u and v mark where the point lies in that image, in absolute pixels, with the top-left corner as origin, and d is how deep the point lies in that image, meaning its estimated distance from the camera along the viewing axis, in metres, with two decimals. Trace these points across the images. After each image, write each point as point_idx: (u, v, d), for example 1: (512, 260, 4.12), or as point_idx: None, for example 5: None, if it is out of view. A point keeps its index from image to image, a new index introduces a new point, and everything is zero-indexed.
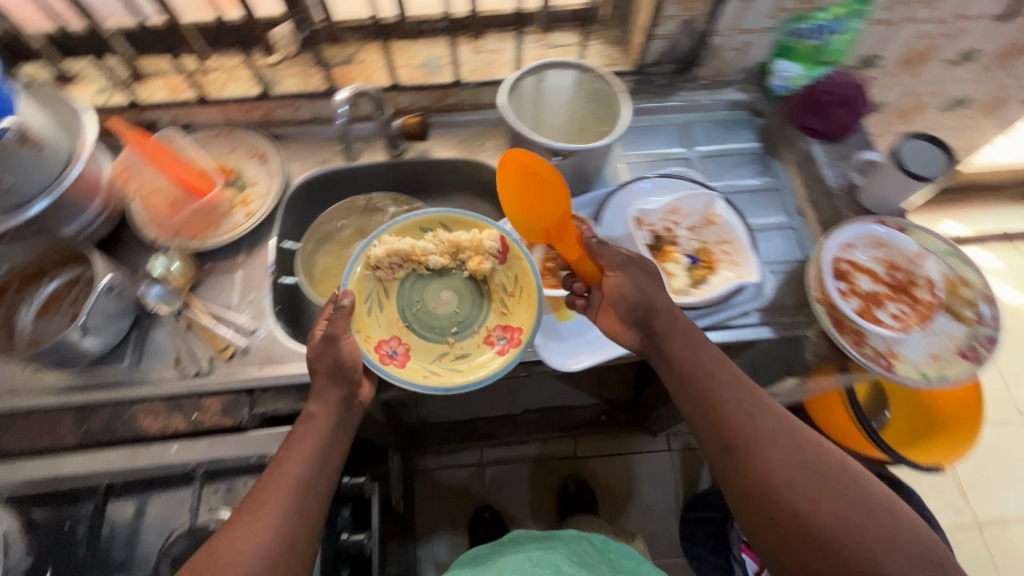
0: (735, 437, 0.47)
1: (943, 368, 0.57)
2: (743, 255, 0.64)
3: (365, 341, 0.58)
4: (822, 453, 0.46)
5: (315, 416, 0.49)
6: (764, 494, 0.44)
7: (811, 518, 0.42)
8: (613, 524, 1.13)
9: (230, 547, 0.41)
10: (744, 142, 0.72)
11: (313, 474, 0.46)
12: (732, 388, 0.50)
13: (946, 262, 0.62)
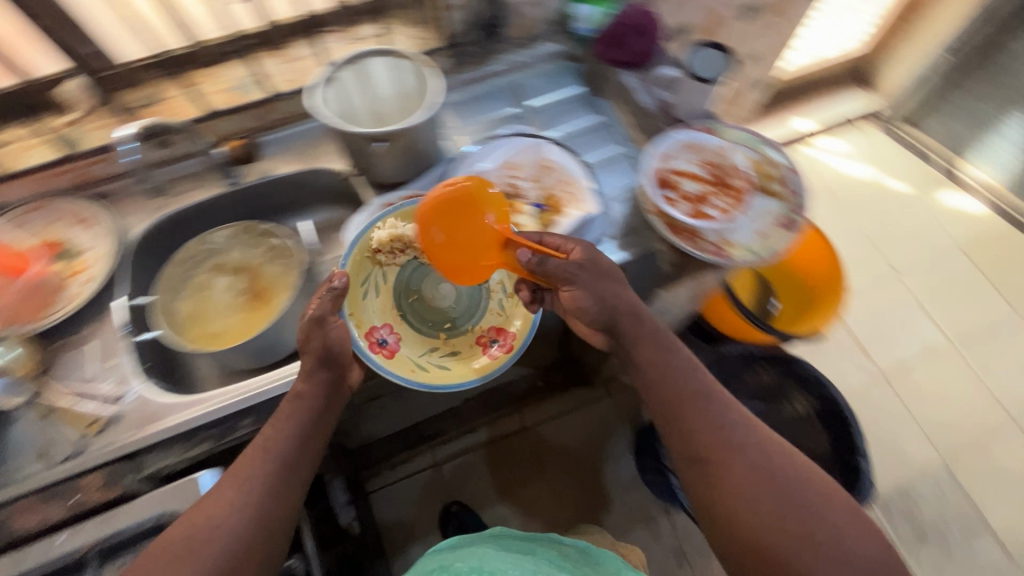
0: (703, 449, 0.53)
1: (769, 241, 0.62)
2: (582, 190, 0.67)
3: (359, 325, 0.64)
4: (780, 470, 0.51)
5: (303, 397, 0.56)
6: (733, 510, 0.50)
7: (768, 537, 0.48)
8: (575, 475, 1.26)
9: (213, 513, 0.48)
10: (569, 88, 0.81)
11: (296, 452, 0.53)
12: (700, 398, 0.55)
13: (752, 148, 0.67)
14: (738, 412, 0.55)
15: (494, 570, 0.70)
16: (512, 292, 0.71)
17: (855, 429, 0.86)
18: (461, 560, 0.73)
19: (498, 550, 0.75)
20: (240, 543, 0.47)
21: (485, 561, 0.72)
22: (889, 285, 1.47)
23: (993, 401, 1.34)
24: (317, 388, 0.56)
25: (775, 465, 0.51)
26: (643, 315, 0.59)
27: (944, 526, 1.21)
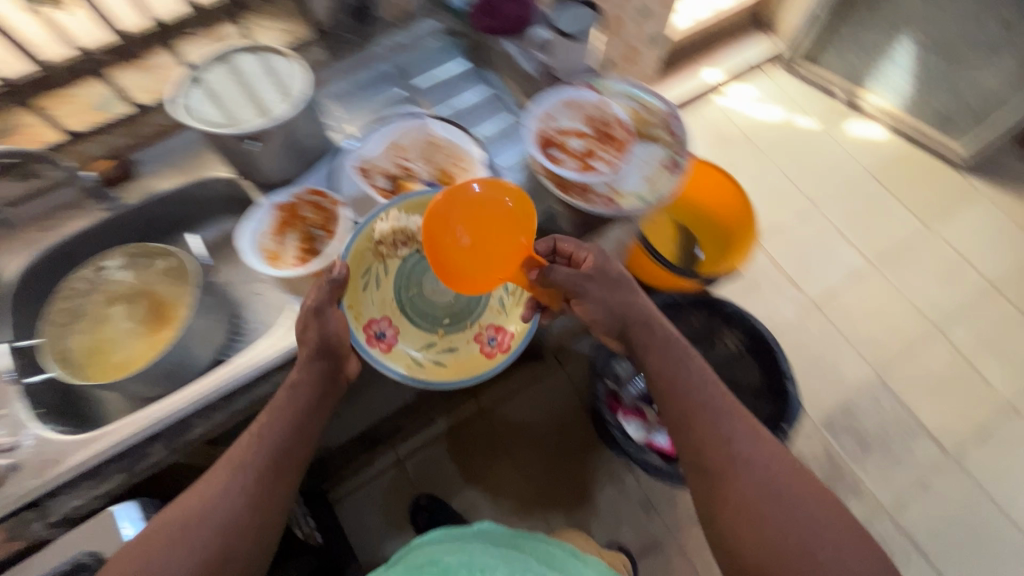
0: (710, 460, 0.61)
1: (656, 185, 0.64)
2: (472, 163, 0.67)
3: (357, 318, 0.67)
4: (782, 488, 0.58)
5: (299, 385, 0.59)
6: (735, 520, 0.58)
7: (762, 550, 0.55)
8: (538, 448, 1.27)
9: (210, 494, 0.55)
10: (455, 63, 0.80)
11: (290, 443, 0.58)
12: (708, 411, 0.63)
13: (631, 96, 0.69)
14: (744, 426, 0.62)
15: (484, 568, 0.75)
16: (513, 290, 0.73)
17: (778, 355, 0.91)
18: (450, 555, 0.78)
19: (486, 548, 0.80)
20: (231, 523, 0.54)
21: (474, 557, 0.77)
22: (811, 218, 1.54)
23: (915, 312, 1.43)
24: (313, 377, 0.59)
25: (776, 484, 0.58)
26: (654, 324, 0.67)
27: (883, 433, 1.30)
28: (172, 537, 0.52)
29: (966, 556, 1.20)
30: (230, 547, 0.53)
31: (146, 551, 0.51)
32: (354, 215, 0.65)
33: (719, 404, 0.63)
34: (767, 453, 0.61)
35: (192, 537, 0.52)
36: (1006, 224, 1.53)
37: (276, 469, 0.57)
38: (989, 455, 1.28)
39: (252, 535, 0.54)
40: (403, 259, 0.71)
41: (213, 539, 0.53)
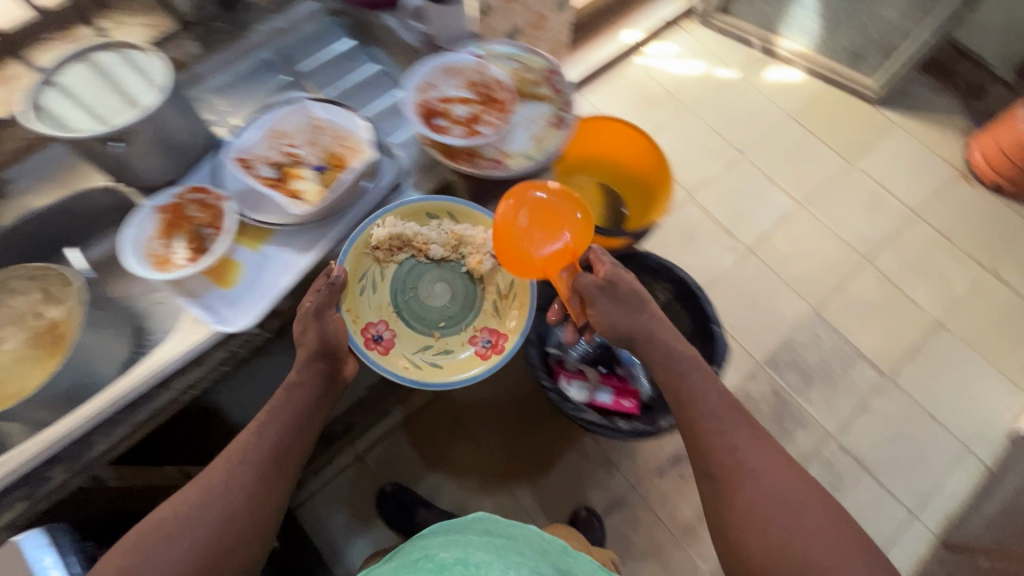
0: (716, 469, 0.66)
1: (545, 143, 0.64)
2: (358, 139, 0.65)
3: (354, 322, 0.77)
4: (792, 499, 0.62)
5: (297, 386, 0.69)
6: (742, 532, 0.62)
7: (766, 559, 0.59)
8: (496, 424, 1.28)
9: (218, 485, 0.61)
10: (339, 43, 0.78)
11: (288, 440, 0.66)
12: (713, 422, 0.69)
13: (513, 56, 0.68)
14: (749, 436, 0.68)
15: (480, 563, 0.69)
16: (506, 292, 0.82)
17: (703, 299, 0.94)
18: (444, 550, 0.72)
19: (481, 540, 0.75)
20: (228, 521, 0.60)
21: (470, 552, 0.72)
22: (740, 168, 1.57)
23: (843, 245, 1.48)
24: (310, 378, 0.69)
25: (786, 494, 0.63)
26: (657, 342, 0.75)
27: (823, 364, 1.36)
28: (171, 534, 0.58)
29: (907, 468, 1.27)
30: (224, 543, 0.59)
31: (147, 547, 0.57)
32: (241, 209, 0.63)
33: (727, 418, 0.69)
34: (777, 470, 0.65)
35: (191, 535, 0.58)
36: (921, 151, 1.60)
37: (273, 469, 0.64)
38: (922, 371, 1.35)
39: (246, 533, 0.60)
40: (400, 264, 0.81)
41: (210, 535, 0.59)
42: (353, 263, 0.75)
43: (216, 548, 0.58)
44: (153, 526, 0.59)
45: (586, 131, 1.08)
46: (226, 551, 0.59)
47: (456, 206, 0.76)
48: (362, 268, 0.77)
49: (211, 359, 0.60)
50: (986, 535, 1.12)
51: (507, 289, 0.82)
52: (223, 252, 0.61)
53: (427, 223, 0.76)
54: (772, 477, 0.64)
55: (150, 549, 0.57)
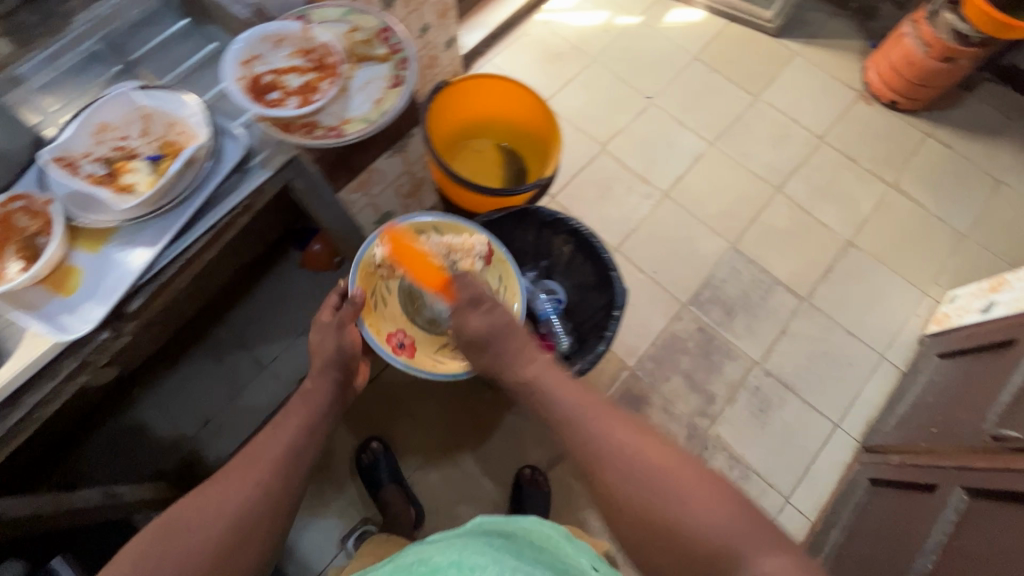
0: (582, 463, 0.67)
1: (383, 105, 0.68)
2: (190, 125, 0.63)
3: (378, 333, 0.88)
4: (649, 469, 0.62)
5: (312, 393, 0.78)
6: (622, 525, 0.62)
7: (641, 535, 0.60)
8: (432, 398, 1.29)
9: (238, 485, 0.64)
10: (172, 24, 0.73)
11: (297, 444, 0.71)
12: (571, 420, 0.69)
13: (348, 20, 0.70)
14: (599, 424, 0.67)
15: (475, 566, 0.61)
16: (500, 287, 0.94)
17: (598, 245, 1.00)
18: (442, 554, 0.65)
19: (482, 542, 0.67)
20: (246, 513, 0.63)
21: (466, 555, 0.64)
22: (650, 114, 1.57)
23: (755, 178, 1.51)
24: (322, 387, 0.78)
25: (643, 468, 0.62)
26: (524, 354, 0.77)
27: (743, 296, 1.40)
28: (196, 521, 0.61)
29: (828, 383, 1.33)
30: (241, 534, 0.62)
31: (175, 531, 0.60)
32: (68, 210, 0.59)
33: (577, 414, 0.69)
34: (638, 447, 0.64)
35: (212, 522, 0.61)
36: (822, 77, 1.64)
37: (287, 466, 0.68)
38: (834, 290, 1.41)
39: (262, 527, 0.63)
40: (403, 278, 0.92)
41: (229, 524, 0.61)
42: (365, 280, 0.87)
43: (233, 539, 0.61)
44: (174, 516, 0.61)
45: (469, 90, 1.08)
46: (248, 536, 0.62)
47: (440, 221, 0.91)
48: (374, 284, 0.89)
49: (62, 370, 0.58)
50: (899, 434, 1.19)
51: (500, 284, 0.94)
52: (57, 257, 0.58)
53: (418, 238, 0.90)
54: (632, 456, 0.63)
55: (177, 534, 0.60)
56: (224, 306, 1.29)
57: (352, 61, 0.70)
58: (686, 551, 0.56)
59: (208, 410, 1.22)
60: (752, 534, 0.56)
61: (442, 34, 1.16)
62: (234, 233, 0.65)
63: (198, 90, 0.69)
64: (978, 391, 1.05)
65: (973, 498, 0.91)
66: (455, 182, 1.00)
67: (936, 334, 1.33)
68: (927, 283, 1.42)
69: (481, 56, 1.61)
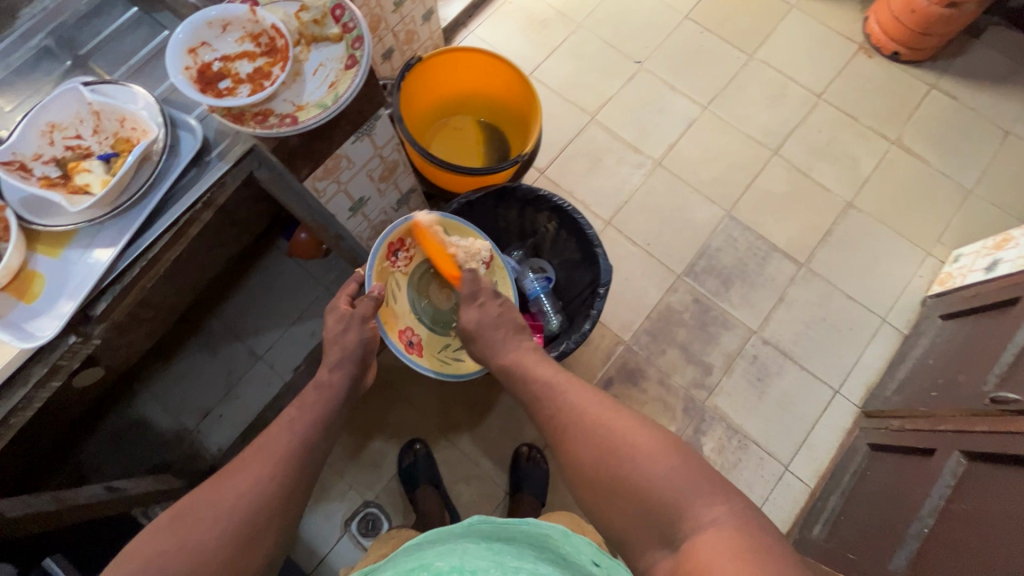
0: (552, 433, 0.69)
1: (337, 89, 0.65)
2: (140, 118, 0.61)
3: (391, 330, 0.90)
4: (606, 427, 0.62)
5: (328, 386, 0.72)
6: (589, 492, 0.62)
7: (602, 495, 0.59)
8: (428, 382, 1.29)
9: (251, 482, 0.58)
10: (121, 15, 0.70)
11: (314, 438, 0.65)
12: (541, 393, 0.72)
13: None
14: (566, 391, 0.70)
15: (476, 569, 0.57)
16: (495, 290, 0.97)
17: (581, 222, 0.99)
18: (441, 558, 0.60)
19: (481, 544, 0.62)
20: (260, 509, 0.57)
21: (468, 558, 0.59)
22: (640, 80, 1.51)
23: (750, 142, 1.46)
24: (339, 381, 0.73)
25: (600, 426, 0.63)
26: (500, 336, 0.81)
27: (740, 264, 1.37)
28: (206, 515, 0.54)
29: (827, 349, 1.31)
30: (254, 533, 0.56)
31: (181, 528, 0.53)
32: (24, 215, 0.58)
33: (545, 386, 0.72)
34: (596, 416, 0.64)
35: (226, 518, 0.55)
36: (820, 31, 1.56)
37: (301, 460, 0.63)
38: (834, 254, 1.38)
39: (278, 524, 0.58)
40: (409, 274, 0.95)
41: (243, 523, 0.55)
42: (380, 276, 0.87)
43: (245, 538, 0.55)
44: (177, 513, 0.54)
45: (437, 67, 1.05)
46: (258, 537, 0.56)
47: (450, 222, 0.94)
48: (387, 280, 0.90)
49: (32, 376, 0.58)
50: (899, 398, 1.17)
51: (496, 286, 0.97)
52: (16, 264, 0.57)
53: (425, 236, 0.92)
54: (593, 424, 0.64)
55: (182, 532, 0.53)
56: (216, 298, 1.28)
57: (306, 43, 0.67)
58: (637, 501, 0.55)
59: (206, 403, 1.23)
60: (698, 479, 0.54)
61: (416, 8, 1.12)
62: (198, 229, 0.64)
63: (153, 84, 0.67)
64: (979, 352, 1.03)
65: (972, 460, 0.89)
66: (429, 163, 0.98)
67: (938, 295, 1.29)
68: (930, 243, 1.38)
69: (463, 27, 1.55)
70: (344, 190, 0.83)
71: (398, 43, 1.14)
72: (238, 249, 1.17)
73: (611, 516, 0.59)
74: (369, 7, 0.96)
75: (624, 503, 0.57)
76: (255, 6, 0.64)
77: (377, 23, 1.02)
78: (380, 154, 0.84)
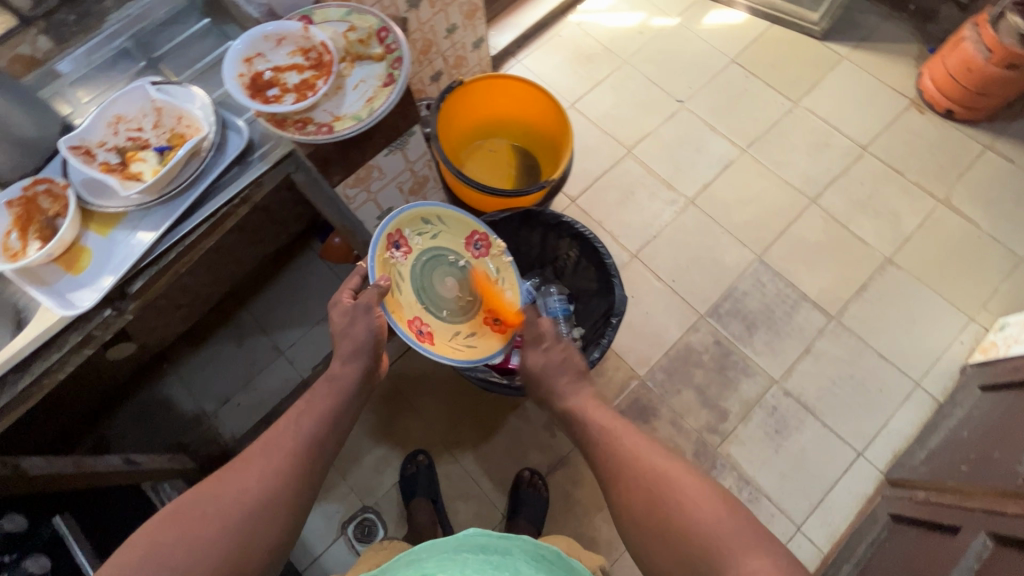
0: (600, 467, 0.71)
1: (374, 103, 0.69)
2: (195, 118, 0.67)
3: (401, 321, 0.85)
4: (658, 473, 0.65)
5: (340, 379, 0.75)
6: (634, 530, 0.64)
7: (647, 532, 0.62)
8: (437, 394, 1.31)
9: (259, 479, 0.61)
10: (195, 24, 0.77)
11: (320, 432, 0.69)
12: (599, 432, 0.75)
13: (350, 20, 0.73)
14: (619, 436, 0.72)
15: None
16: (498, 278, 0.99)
17: (601, 251, 1.01)
18: None
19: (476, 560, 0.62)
20: (265, 508, 0.60)
21: None
22: (680, 118, 1.52)
23: (789, 188, 1.44)
24: (352, 374, 0.76)
25: (654, 470, 0.65)
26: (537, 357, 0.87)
27: (767, 309, 1.34)
28: (210, 515, 0.57)
29: (853, 408, 1.25)
30: (253, 533, 0.58)
31: (185, 524, 0.56)
32: (83, 195, 0.65)
33: (603, 425, 0.75)
34: (651, 458, 0.67)
35: (227, 515, 0.58)
36: (869, 83, 1.54)
37: (310, 455, 0.66)
38: (868, 309, 1.33)
39: (279, 522, 0.60)
40: (411, 265, 0.91)
41: (246, 521, 0.58)
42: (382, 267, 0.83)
43: (242, 536, 0.57)
44: (181, 506, 0.58)
45: (477, 91, 1.09)
46: (257, 535, 0.58)
47: (441, 211, 0.93)
48: (391, 272, 0.86)
49: (67, 343, 0.63)
50: (927, 469, 1.10)
51: (496, 275, 0.99)
52: (70, 238, 0.63)
53: (425, 223, 0.92)
54: (648, 464, 0.66)
55: (186, 528, 0.56)
56: (251, 292, 1.35)
57: (349, 61, 0.72)
58: (686, 543, 0.58)
59: (226, 390, 1.28)
60: (748, 533, 0.57)
61: (468, 35, 1.18)
62: (233, 222, 0.68)
63: (212, 86, 0.73)
64: (1016, 429, 0.96)
65: (998, 545, 0.84)
66: (455, 178, 1.00)
67: (980, 364, 1.22)
68: (975, 308, 1.32)
69: (512, 56, 1.61)
70: (374, 200, 0.87)
71: (447, 66, 1.20)
72: (276, 246, 1.22)
73: (654, 553, 0.61)
74: (422, 32, 1.03)
75: (673, 541, 0.59)
76: (308, 25, 0.70)
77: (428, 47, 1.08)
78: (411, 169, 0.88)
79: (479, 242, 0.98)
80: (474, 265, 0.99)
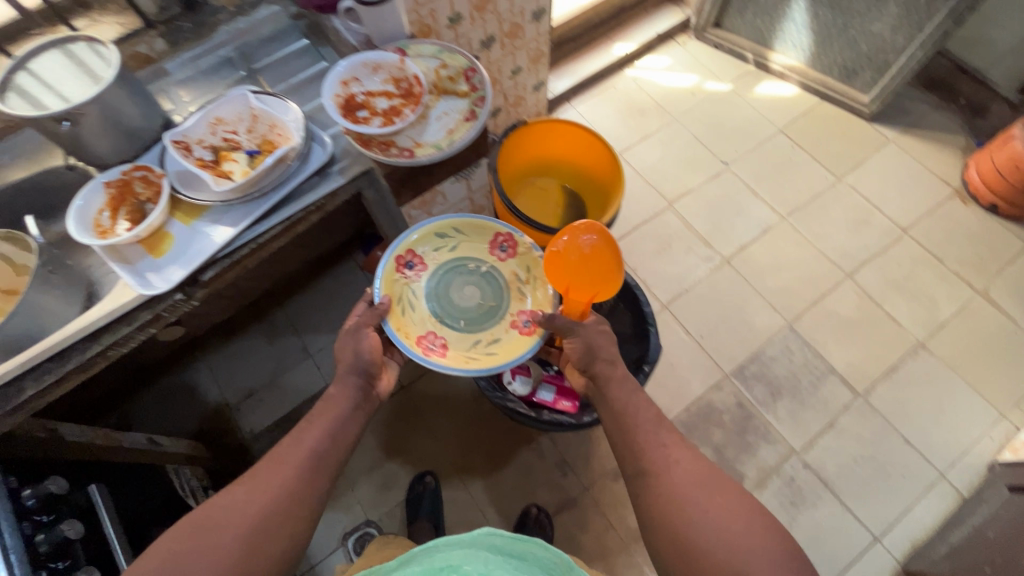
0: (647, 465, 0.68)
1: (454, 135, 0.76)
2: (287, 129, 0.72)
3: (408, 336, 0.86)
4: (713, 491, 0.64)
5: (336, 397, 0.76)
6: (672, 538, 0.62)
7: (688, 542, 0.60)
8: (454, 417, 1.32)
9: (266, 492, 0.64)
10: (295, 42, 0.83)
11: (324, 447, 0.70)
12: (653, 425, 0.73)
13: (440, 57, 0.81)
14: (673, 441, 0.71)
15: None
16: (526, 278, 0.91)
17: (640, 297, 1.05)
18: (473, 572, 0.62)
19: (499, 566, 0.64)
20: (269, 518, 0.62)
21: None
22: (722, 180, 1.56)
23: (825, 261, 1.45)
24: (347, 392, 0.76)
25: (709, 486, 0.65)
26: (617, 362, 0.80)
27: (793, 378, 1.33)
28: (217, 525, 0.60)
29: (873, 491, 1.23)
30: (264, 539, 0.60)
31: (198, 533, 0.59)
32: (176, 186, 0.70)
33: (658, 425, 0.73)
34: (703, 475, 0.66)
35: (236, 524, 0.60)
36: (913, 168, 1.57)
37: (316, 470, 0.68)
38: (896, 391, 1.31)
39: (289, 531, 0.62)
40: (426, 283, 0.92)
41: (249, 529, 0.60)
42: (388, 287, 0.88)
43: (250, 544, 0.60)
44: (194, 522, 0.60)
45: (537, 132, 1.15)
46: (262, 544, 0.60)
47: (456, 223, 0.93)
48: (399, 294, 0.88)
49: (136, 319, 0.66)
50: (946, 564, 1.07)
51: (526, 275, 0.92)
52: (157, 223, 0.67)
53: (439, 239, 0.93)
54: (701, 479, 0.66)
55: (198, 537, 0.58)
56: (288, 292, 1.39)
57: (434, 93, 0.79)
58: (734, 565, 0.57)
59: (251, 384, 1.30)
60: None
61: (530, 78, 1.24)
62: (305, 227, 0.72)
63: (299, 99, 0.78)
64: None
65: None
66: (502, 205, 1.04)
67: (1009, 462, 1.19)
68: (1006, 404, 1.29)
69: (567, 102, 1.68)
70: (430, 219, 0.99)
71: (507, 104, 1.27)
72: (319, 252, 1.27)
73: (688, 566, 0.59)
74: (491, 70, 1.10)
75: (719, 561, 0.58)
76: (404, 57, 0.77)
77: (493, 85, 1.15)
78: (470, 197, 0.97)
79: (503, 244, 0.93)
80: (498, 269, 0.94)
